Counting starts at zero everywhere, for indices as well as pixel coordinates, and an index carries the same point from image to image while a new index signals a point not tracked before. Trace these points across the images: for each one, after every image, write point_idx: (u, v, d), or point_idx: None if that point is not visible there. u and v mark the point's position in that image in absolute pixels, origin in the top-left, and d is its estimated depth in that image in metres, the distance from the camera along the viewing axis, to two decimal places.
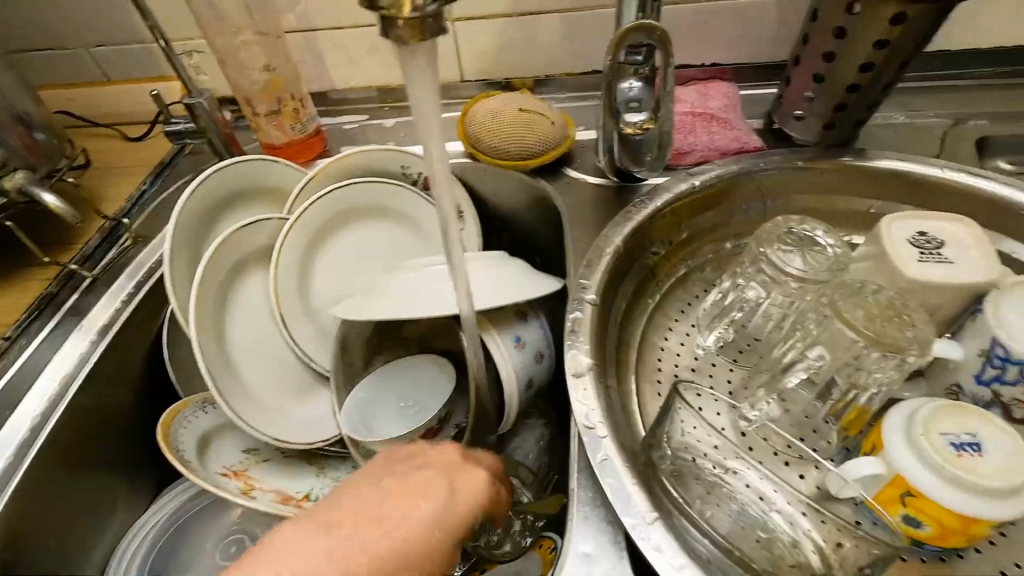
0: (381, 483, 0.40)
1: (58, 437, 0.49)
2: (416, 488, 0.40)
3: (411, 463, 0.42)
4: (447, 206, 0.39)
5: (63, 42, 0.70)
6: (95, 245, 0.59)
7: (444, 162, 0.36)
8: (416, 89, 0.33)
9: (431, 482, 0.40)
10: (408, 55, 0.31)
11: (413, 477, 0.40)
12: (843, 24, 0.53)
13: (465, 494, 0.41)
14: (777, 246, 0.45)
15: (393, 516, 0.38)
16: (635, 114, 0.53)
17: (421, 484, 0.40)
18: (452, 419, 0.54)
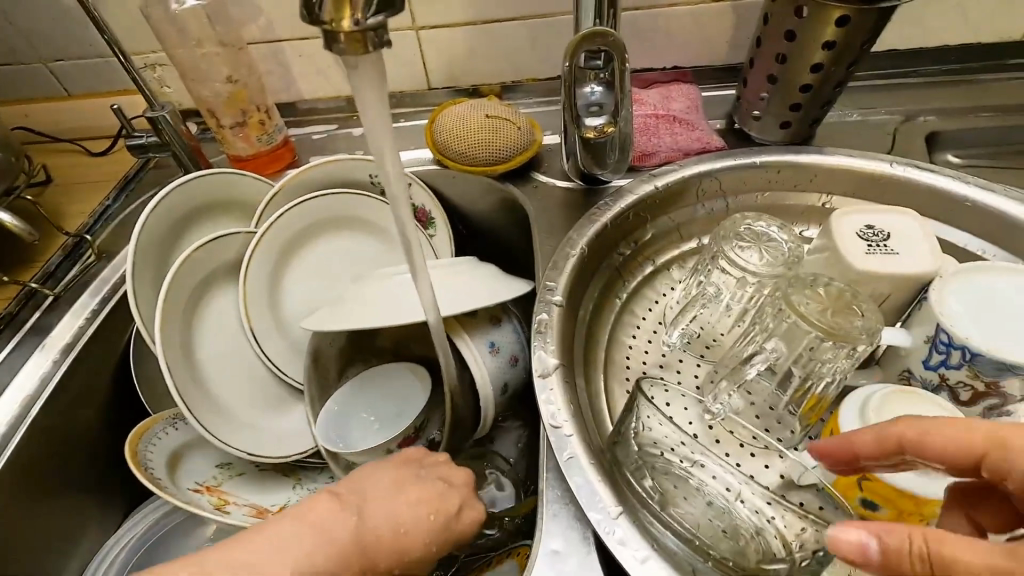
0: (403, 484, 0.42)
1: (21, 459, 0.48)
2: (430, 499, 0.41)
3: (433, 471, 0.44)
4: (406, 213, 0.39)
5: (19, 56, 0.69)
6: (57, 262, 0.58)
7: (399, 170, 0.37)
8: (370, 99, 0.33)
9: (445, 496, 0.42)
10: (358, 66, 0.31)
11: (435, 486, 0.42)
12: (792, 27, 0.54)
13: (466, 516, 0.42)
14: (733, 244, 0.46)
15: (404, 517, 0.39)
16: (595, 118, 0.54)
17: (433, 497, 0.41)
18: (428, 429, 0.53)
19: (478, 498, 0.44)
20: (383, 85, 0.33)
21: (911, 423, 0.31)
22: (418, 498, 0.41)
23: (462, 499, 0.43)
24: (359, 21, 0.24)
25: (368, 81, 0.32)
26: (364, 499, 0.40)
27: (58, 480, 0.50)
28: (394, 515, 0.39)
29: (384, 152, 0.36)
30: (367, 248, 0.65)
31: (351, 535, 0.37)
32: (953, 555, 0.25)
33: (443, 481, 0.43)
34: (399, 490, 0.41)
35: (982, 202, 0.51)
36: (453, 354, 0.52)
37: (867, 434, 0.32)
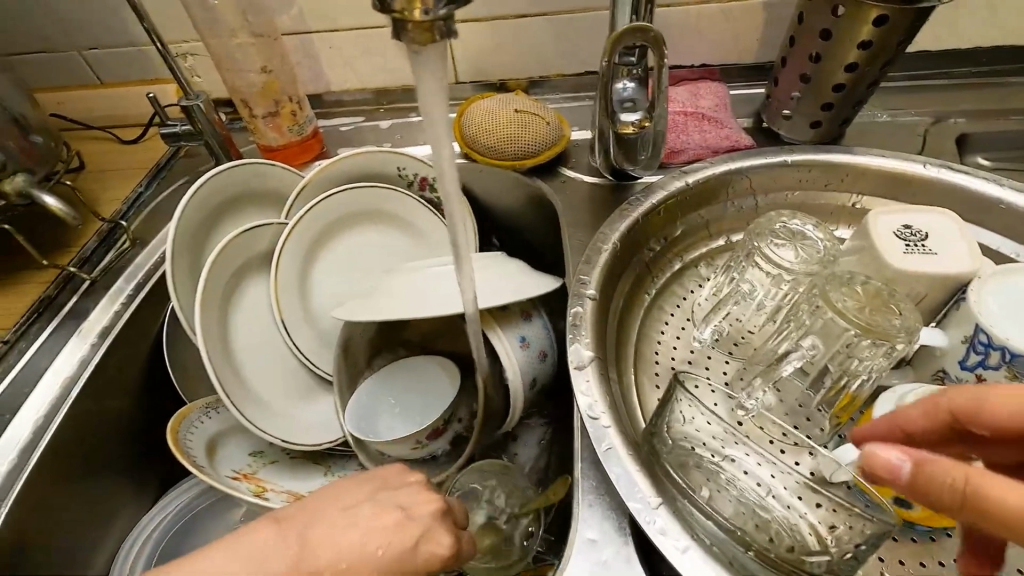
0: (358, 505, 0.38)
1: (63, 438, 0.49)
2: (384, 527, 0.36)
3: (397, 495, 0.39)
4: (454, 202, 0.39)
5: (54, 43, 0.70)
6: (92, 247, 0.59)
7: (451, 159, 0.37)
8: (426, 89, 0.33)
9: (403, 524, 0.37)
10: (423, 56, 0.32)
11: (390, 513, 0.37)
12: (828, 26, 0.54)
13: (430, 550, 0.36)
14: (769, 241, 0.47)
15: (345, 550, 0.35)
16: (630, 114, 0.54)
17: (383, 526, 0.36)
18: (455, 416, 0.53)
19: (447, 530, 0.38)
20: (444, 76, 0.33)
21: (964, 392, 0.33)
22: (374, 521, 0.36)
23: (424, 528, 0.37)
24: (431, 11, 0.25)
25: (429, 72, 0.32)
26: (304, 527, 0.36)
27: (94, 462, 0.51)
28: (342, 543, 0.35)
29: (438, 141, 0.36)
30: (395, 242, 0.65)
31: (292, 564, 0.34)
32: (996, 493, 0.25)
33: (407, 502, 0.39)
34: (351, 512, 0.37)
35: (1016, 204, 0.51)
36: (485, 346, 0.52)
37: (919, 406, 0.35)
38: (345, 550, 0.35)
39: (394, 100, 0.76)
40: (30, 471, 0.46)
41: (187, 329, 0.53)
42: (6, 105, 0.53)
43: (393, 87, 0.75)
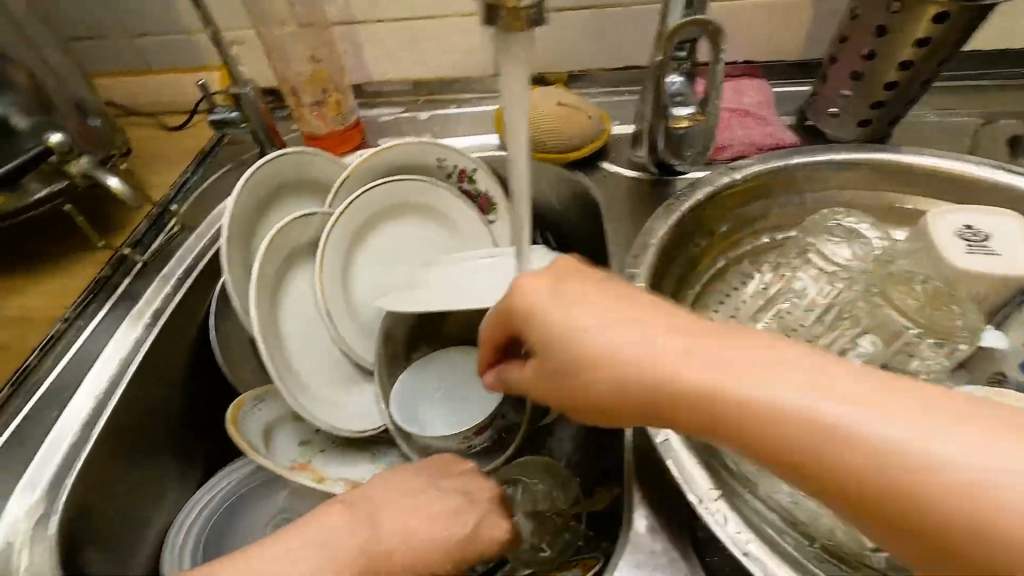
0: (417, 494, 0.40)
1: (122, 416, 0.49)
2: (447, 512, 0.39)
3: (454, 482, 0.41)
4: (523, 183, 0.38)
5: (106, 30, 0.71)
6: (144, 230, 0.60)
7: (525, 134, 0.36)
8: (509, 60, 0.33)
9: (464, 508, 0.39)
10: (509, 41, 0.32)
11: (453, 499, 0.40)
12: (883, 22, 0.54)
13: (490, 531, 0.39)
14: (825, 238, 0.49)
15: (415, 530, 0.38)
16: (681, 108, 0.55)
17: (448, 508, 0.39)
18: (497, 409, 0.53)
19: (503, 516, 0.40)
20: (525, 60, 0.33)
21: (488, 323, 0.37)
22: (436, 514, 0.39)
23: (483, 513, 0.40)
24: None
25: (511, 56, 0.33)
26: (375, 508, 0.38)
27: (146, 442, 0.51)
28: (409, 532, 0.37)
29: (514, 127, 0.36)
30: (432, 233, 0.66)
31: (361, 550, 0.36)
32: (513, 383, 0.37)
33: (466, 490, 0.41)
34: (411, 502, 0.39)
35: None
36: None
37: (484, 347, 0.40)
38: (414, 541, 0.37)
39: (433, 91, 0.76)
40: (93, 445, 0.46)
41: (240, 315, 0.54)
42: (66, 88, 0.54)
43: (432, 79, 0.75)
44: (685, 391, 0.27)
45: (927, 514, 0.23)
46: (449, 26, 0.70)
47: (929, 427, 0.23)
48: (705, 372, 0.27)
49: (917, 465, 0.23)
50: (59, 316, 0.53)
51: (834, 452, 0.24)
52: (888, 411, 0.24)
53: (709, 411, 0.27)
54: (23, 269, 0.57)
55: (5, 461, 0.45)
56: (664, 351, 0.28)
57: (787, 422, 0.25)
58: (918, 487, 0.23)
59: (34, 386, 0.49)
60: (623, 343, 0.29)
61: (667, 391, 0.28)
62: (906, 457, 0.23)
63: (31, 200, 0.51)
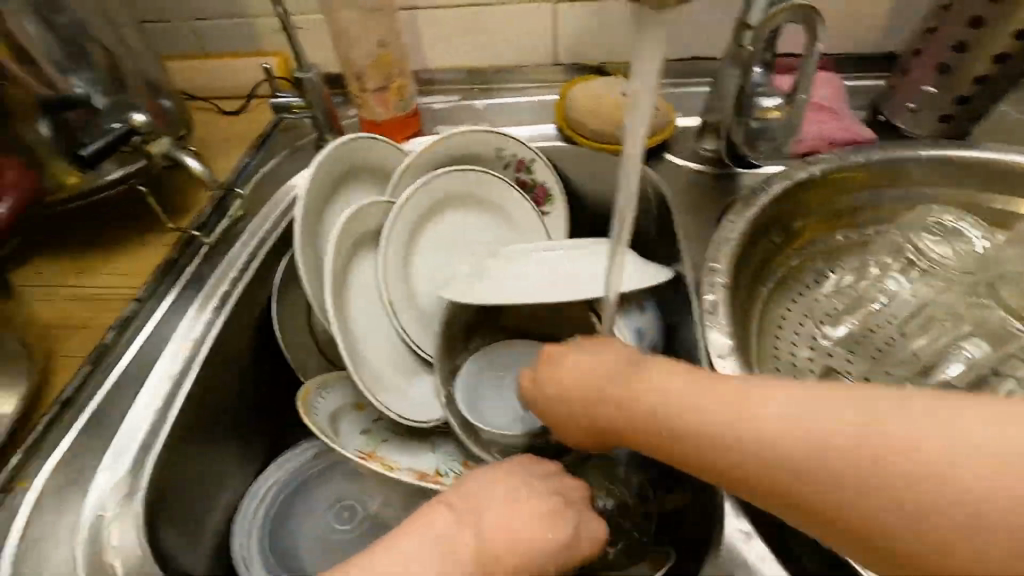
0: (519, 494, 0.40)
1: (195, 398, 0.49)
2: (548, 516, 0.39)
3: (549, 483, 0.41)
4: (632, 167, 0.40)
5: (167, 13, 0.71)
6: (209, 212, 0.59)
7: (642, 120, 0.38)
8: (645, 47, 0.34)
9: (562, 510, 0.39)
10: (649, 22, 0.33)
11: (553, 500, 0.40)
12: (981, 13, 0.52)
13: (587, 534, 0.40)
14: (923, 236, 0.52)
15: (520, 535, 0.37)
16: (766, 99, 0.55)
17: (550, 511, 0.39)
18: None
19: (595, 516, 0.41)
20: (661, 44, 0.34)
21: None
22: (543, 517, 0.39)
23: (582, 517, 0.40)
24: None
25: (647, 43, 0.34)
26: (479, 513, 0.38)
27: (216, 426, 0.51)
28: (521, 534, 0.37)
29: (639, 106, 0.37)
30: (488, 226, 0.64)
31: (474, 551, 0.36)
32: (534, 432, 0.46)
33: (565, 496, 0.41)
34: (517, 502, 0.39)
35: None
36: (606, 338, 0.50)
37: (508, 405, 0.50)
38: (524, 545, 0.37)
39: (488, 79, 0.74)
40: (171, 427, 0.46)
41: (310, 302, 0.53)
42: (141, 68, 0.54)
43: (489, 66, 0.74)
44: (624, 432, 0.36)
45: (828, 504, 0.28)
46: (512, 12, 0.69)
47: (807, 416, 0.29)
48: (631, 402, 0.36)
49: (812, 467, 0.28)
50: (132, 296, 0.54)
51: (738, 466, 0.31)
52: (772, 425, 0.30)
53: (656, 440, 0.34)
54: (94, 248, 0.57)
55: (86, 440, 0.45)
56: (603, 394, 0.37)
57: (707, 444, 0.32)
58: (829, 489, 0.28)
59: (110, 365, 0.49)
60: (570, 404, 0.39)
61: (619, 426, 0.37)
62: (800, 464, 0.28)
63: (104, 180, 0.51)
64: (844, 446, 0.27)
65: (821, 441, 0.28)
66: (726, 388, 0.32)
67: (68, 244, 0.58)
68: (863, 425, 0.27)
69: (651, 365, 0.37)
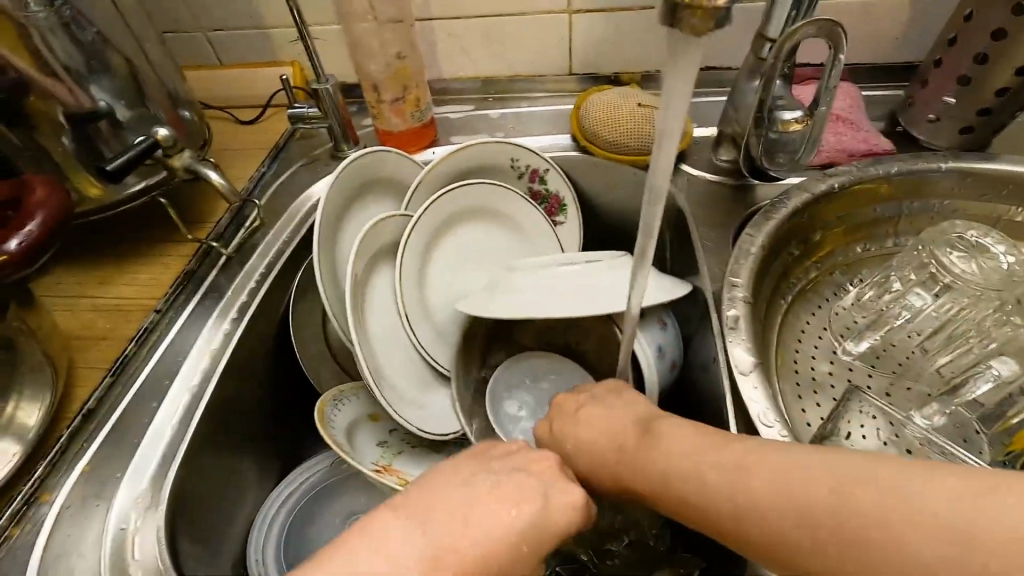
0: (474, 480, 0.35)
1: (214, 410, 0.49)
2: (512, 494, 0.35)
3: (507, 461, 0.38)
4: (655, 197, 0.37)
5: (184, 25, 0.72)
6: (225, 224, 0.60)
7: (668, 150, 0.35)
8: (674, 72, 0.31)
9: (526, 489, 0.35)
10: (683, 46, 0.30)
11: (515, 480, 0.36)
12: (1004, 25, 0.51)
13: (560, 506, 0.35)
14: (946, 249, 0.49)
15: (483, 523, 0.33)
16: (788, 111, 0.53)
17: (514, 488, 0.35)
18: None
19: (569, 483, 0.37)
20: (695, 64, 0.31)
21: None
22: (495, 495, 0.34)
23: (548, 482, 0.36)
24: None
25: (678, 75, 0.31)
26: (429, 507, 0.33)
27: (234, 437, 0.51)
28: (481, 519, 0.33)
29: (665, 136, 0.34)
30: (502, 239, 0.64)
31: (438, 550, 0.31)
32: None
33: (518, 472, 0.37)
34: (469, 488, 0.35)
35: None
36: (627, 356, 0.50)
37: None
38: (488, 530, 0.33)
39: (503, 89, 0.75)
40: (190, 437, 0.46)
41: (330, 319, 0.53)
42: (162, 79, 0.54)
43: (503, 76, 0.74)
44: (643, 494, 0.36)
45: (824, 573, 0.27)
46: (527, 23, 0.69)
47: (796, 479, 0.29)
48: (632, 455, 0.36)
49: (796, 532, 0.28)
50: (152, 307, 0.54)
51: (749, 530, 0.30)
52: (761, 482, 0.30)
53: (671, 505, 0.34)
54: (113, 259, 0.58)
55: (108, 450, 0.45)
56: (606, 448, 0.38)
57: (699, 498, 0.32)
58: (813, 555, 0.27)
59: (130, 378, 0.49)
60: (588, 462, 0.39)
61: (640, 488, 0.36)
62: (784, 528, 0.28)
63: (126, 193, 0.52)
64: (828, 511, 0.27)
65: (805, 505, 0.28)
66: (719, 446, 0.32)
67: (88, 255, 0.58)
68: (854, 477, 0.27)
69: (657, 418, 0.38)
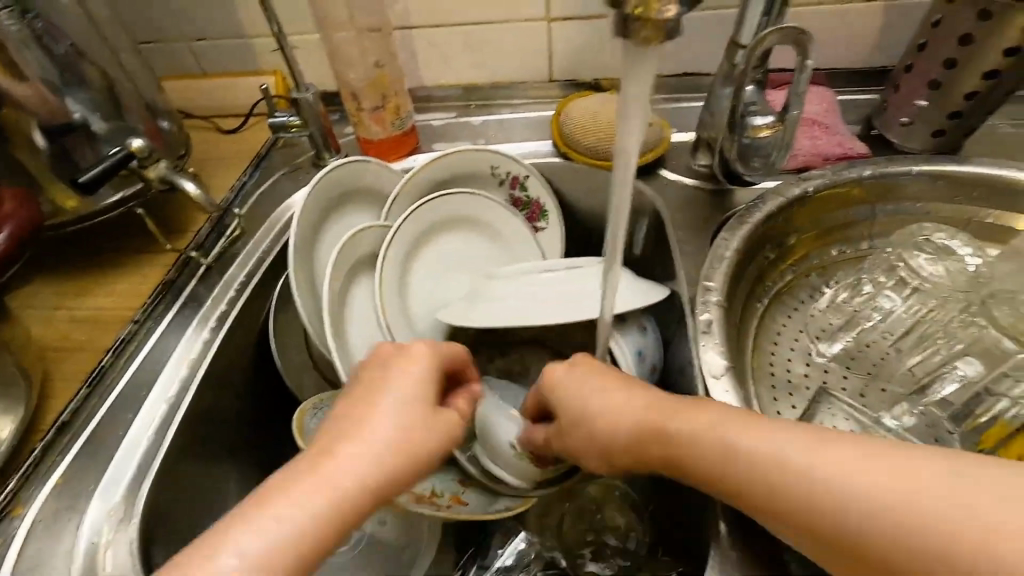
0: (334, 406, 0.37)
1: (192, 420, 0.49)
2: (368, 391, 0.37)
3: (359, 371, 0.40)
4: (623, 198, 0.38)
5: (166, 35, 0.72)
6: (206, 234, 0.60)
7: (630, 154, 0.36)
8: (633, 80, 0.32)
9: (375, 380, 0.38)
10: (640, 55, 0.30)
11: (367, 380, 0.38)
12: (970, 31, 0.52)
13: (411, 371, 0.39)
14: (914, 252, 0.51)
15: (355, 430, 0.35)
16: (760, 116, 0.55)
17: (364, 385, 0.38)
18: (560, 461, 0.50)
19: (412, 346, 0.41)
20: (652, 72, 0.31)
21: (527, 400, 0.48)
22: (365, 409, 0.36)
23: (390, 363, 0.39)
24: (667, 9, 0.24)
25: (633, 84, 0.32)
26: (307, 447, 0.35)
27: (213, 447, 0.51)
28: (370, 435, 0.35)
29: (624, 142, 0.35)
30: (483, 247, 0.64)
31: (341, 481, 0.32)
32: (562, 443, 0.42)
33: (387, 381, 0.38)
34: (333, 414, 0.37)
35: None
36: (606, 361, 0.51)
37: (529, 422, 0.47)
38: (382, 441, 0.35)
39: (485, 96, 0.76)
40: (166, 448, 0.46)
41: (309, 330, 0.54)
42: (138, 90, 0.54)
43: (485, 83, 0.75)
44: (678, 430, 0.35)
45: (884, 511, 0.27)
46: (507, 31, 0.69)
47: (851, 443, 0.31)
48: (656, 430, 0.36)
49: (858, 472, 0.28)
50: (130, 317, 0.54)
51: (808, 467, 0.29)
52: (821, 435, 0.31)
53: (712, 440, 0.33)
54: (92, 269, 0.58)
55: (83, 462, 0.45)
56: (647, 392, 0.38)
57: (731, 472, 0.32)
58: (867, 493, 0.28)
59: (107, 389, 0.49)
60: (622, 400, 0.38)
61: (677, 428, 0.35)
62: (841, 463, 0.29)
63: (103, 204, 0.52)
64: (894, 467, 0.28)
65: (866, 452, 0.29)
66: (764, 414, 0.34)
67: (68, 265, 0.58)
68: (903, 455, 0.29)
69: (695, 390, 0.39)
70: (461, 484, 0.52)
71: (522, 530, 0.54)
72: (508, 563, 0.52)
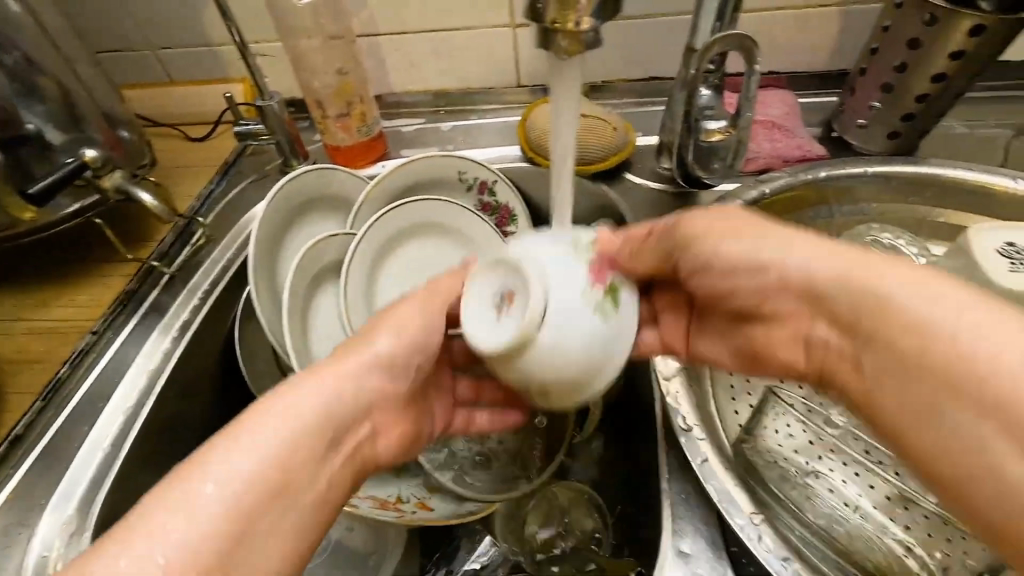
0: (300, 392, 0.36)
1: (151, 431, 0.49)
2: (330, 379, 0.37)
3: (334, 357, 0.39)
4: (564, 197, 0.40)
5: (131, 43, 0.72)
6: (170, 242, 0.59)
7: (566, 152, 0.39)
8: (560, 85, 0.36)
9: (338, 367, 0.38)
10: (564, 60, 0.34)
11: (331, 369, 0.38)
12: (918, 35, 0.53)
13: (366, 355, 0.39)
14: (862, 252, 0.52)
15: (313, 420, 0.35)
16: (713, 121, 0.56)
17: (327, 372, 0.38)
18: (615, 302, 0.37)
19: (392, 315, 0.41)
20: (576, 76, 0.36)
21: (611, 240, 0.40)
22: (321, 398, 0.36)
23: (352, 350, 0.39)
24: (584, 22, 0.25)
25: (563, 78, 0.35)
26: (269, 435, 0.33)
27: (175, 457, 0.51)
28: (308, 390, 0.36)
29: (560, 131, 0.38)
30: (452, 253, 0.64)
31: (285, 432, 0.33)
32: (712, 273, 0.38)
33: (349, 359, 0.39)
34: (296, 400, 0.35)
35: None
36: None
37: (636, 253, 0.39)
38: (323, 392, 0.36)
39: (454, 101, 0.76)
40: (123, 459, 0.46)
41: (272, 340, 0.54)
42: (96, 100, 0.54)
43: (453, 89, 0.75)
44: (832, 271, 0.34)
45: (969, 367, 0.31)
46: (472, 37, 0.69)
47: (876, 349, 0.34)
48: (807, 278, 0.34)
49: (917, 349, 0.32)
50: (89, 328, 0.53)
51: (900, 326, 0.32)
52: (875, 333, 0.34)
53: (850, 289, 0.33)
54: (53, 279, 0.57)
55: (39, 474, 0.45)
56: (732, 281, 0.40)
57: (903, 342, 0.29)
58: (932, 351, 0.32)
59: (65, 400, 0.49)
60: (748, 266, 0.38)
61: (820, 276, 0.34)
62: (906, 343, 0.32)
63: (60, 214, 0.52)
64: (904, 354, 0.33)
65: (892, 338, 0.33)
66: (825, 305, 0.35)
67: (29, 276, 0.58)
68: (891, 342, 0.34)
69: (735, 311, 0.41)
70: (429, 490, 0.51)
71: (488, 534, 0.55)
72: (477, 566, 0.54)
